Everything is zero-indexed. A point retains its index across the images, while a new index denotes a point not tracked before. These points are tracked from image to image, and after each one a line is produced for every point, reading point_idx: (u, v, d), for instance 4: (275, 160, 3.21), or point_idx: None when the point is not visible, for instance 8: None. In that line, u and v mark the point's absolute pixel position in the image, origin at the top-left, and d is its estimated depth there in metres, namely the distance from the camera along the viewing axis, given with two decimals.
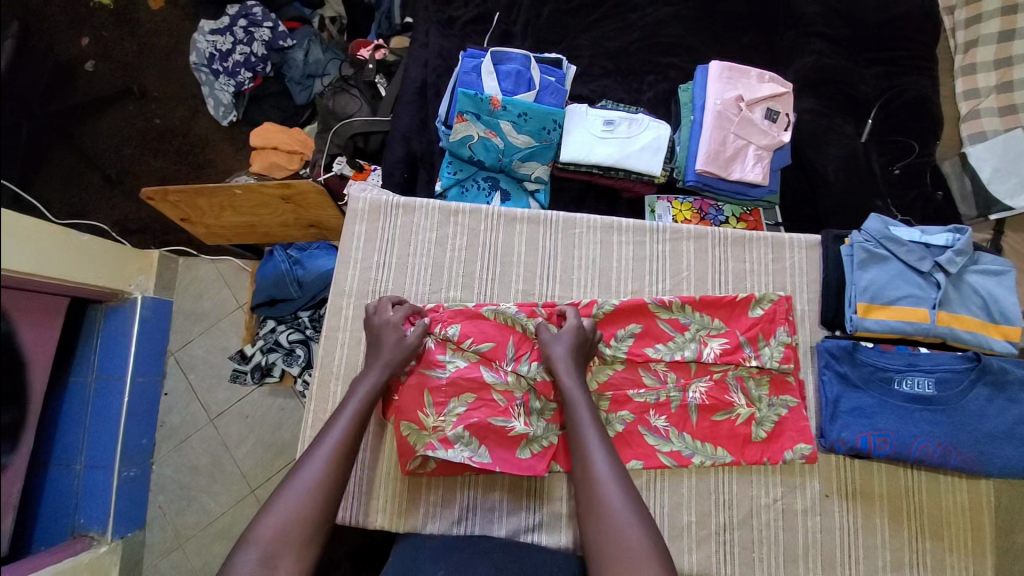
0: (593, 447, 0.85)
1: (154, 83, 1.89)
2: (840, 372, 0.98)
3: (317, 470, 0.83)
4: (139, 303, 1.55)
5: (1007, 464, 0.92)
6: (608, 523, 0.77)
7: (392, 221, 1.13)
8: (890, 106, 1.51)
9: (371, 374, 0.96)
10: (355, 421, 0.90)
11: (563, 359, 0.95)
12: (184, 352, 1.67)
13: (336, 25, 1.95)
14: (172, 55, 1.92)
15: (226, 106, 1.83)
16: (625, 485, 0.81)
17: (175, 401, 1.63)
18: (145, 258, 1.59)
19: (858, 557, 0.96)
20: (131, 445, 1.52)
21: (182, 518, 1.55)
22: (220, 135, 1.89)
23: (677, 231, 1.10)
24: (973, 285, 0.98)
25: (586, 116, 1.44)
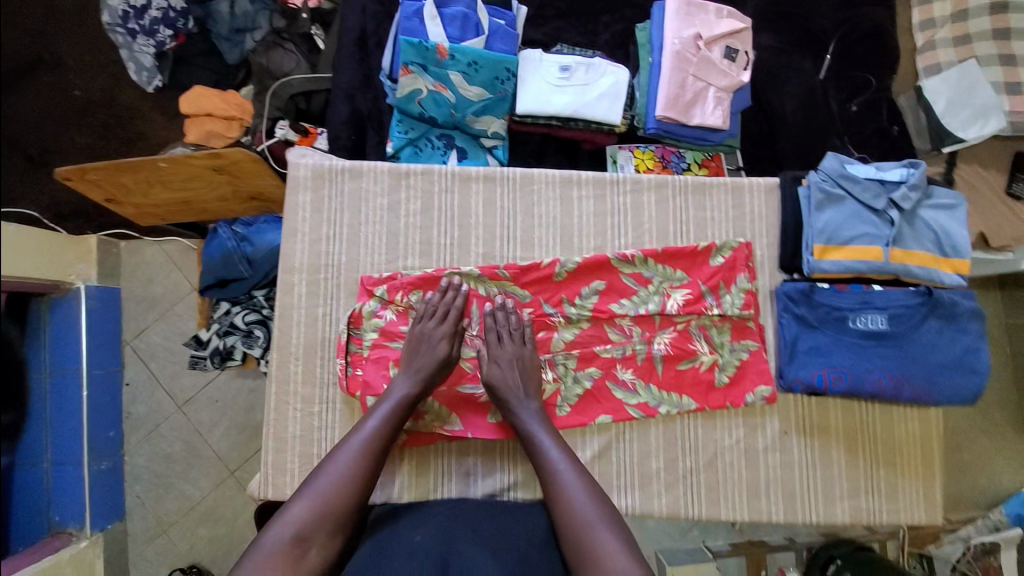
0: (556, 458, 0.89)
1: (64, 47, 1.68)
2: (798, 314, 0.98)
3: (346, 465, 0.85)
4: (83, 293, 1.46)
5: (955, 391, 0.96)
6: (580, 528, 0.82)
7: (337, 188, 1.05)
8: (848, 39, 1.48)
9: (405, 381, 0.94)
10: (388, 420, 0.90)
11: (515, 381, 0.96)
12: (140, 340, 1.58)
13: None
14: (80, 14, 1.71)
15: (150, 71, 1.64)
16: (590, 486, 0.86)
17: (138, 391, 1.57)
18: (80, 245, 1.48)
19: (817, 488, 1.01)
20: (98, 438, 1.47)
21: (162, 506, 1.53)
22: (148, 104, 1.72)
23: (637, 182, 1.07)
24: (926, 221, 0.98)
25: (542, 62, 1.36)
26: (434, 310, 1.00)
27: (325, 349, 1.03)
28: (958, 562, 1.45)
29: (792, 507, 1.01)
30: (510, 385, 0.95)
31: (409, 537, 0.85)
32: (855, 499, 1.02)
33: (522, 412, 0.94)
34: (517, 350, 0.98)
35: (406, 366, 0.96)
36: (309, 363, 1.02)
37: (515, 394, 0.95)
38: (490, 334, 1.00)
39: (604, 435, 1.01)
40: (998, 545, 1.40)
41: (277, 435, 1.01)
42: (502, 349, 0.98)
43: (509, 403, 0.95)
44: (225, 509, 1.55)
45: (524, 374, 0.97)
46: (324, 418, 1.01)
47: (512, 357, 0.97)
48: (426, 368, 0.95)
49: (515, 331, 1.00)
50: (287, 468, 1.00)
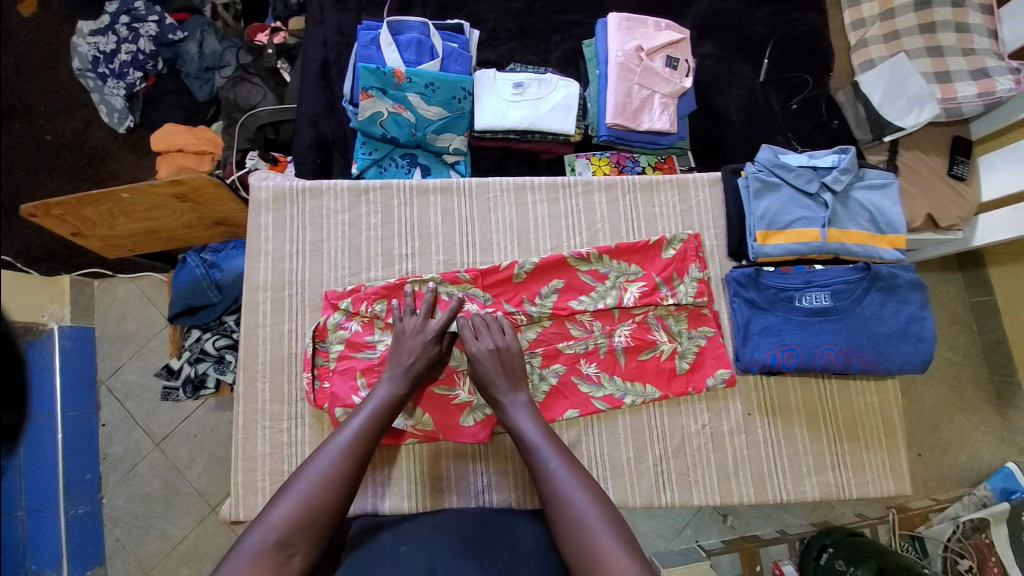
0: (547, 454, 0.85)
1: (39, 96, 1.75)
2: (748, 298, 1.02)
3: (331, 462, 0.80)
4: (57, 334, 1.44)
5: (904, 359, 0.98)
6: (576, 525, 0.77)
7: (297, 207, 1.09)
8: (783, 43, 1.58)
9: (387, 382, 0.93)
10: (373, 419, 0.88)
11: (500, 376, 0.95)
12: (116, 379, 1.57)
13: (230, 11, 1.83)
14: (53, 64, 1.77)
15: (121, 112, 1.71)
16: (585, 481, 0.82)
17: (114, 431, 1.54)
18: (55, 285, 1.50)
19: (784, 466, 1.03)
20: (73, 481, 1.44)
21: (143, 548, 1.49)
22: (119, 144, 1.77)
23: (588, 183, 1.12)
24: (859, 200, 1.04)
25: (496, 81, 1.43)
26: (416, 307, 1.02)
27: (292, 365, 1.04)
28: (949, 541, 1.45)
29: (762, 487, 1.03)
30: (490, 378, 0.95)
31: (393, 549, 0.84)
32: (822, 475, 1.04)
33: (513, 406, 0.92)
34: (496, 345, 0.97)
35: (392, 364, 0.95)
36: (277, 381, 1.03)
37: (501, 387, 0.95)
38: (466, 331, 0.99)
39: (573, 430, 1.03)
40: (986, 521, 1.41)
41: (246, 454, 1.00)
42: (480, 342, 0.97)
43: (494, 397, 0.94)
44: (208, 547, 1.51)
45: (509, 366, 0.96)
46: (293, 435, 1.01)
47: (490, 352, 0.96)
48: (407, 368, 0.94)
49: (494, 327, 1.00)
50: (258, 488, 1.00)
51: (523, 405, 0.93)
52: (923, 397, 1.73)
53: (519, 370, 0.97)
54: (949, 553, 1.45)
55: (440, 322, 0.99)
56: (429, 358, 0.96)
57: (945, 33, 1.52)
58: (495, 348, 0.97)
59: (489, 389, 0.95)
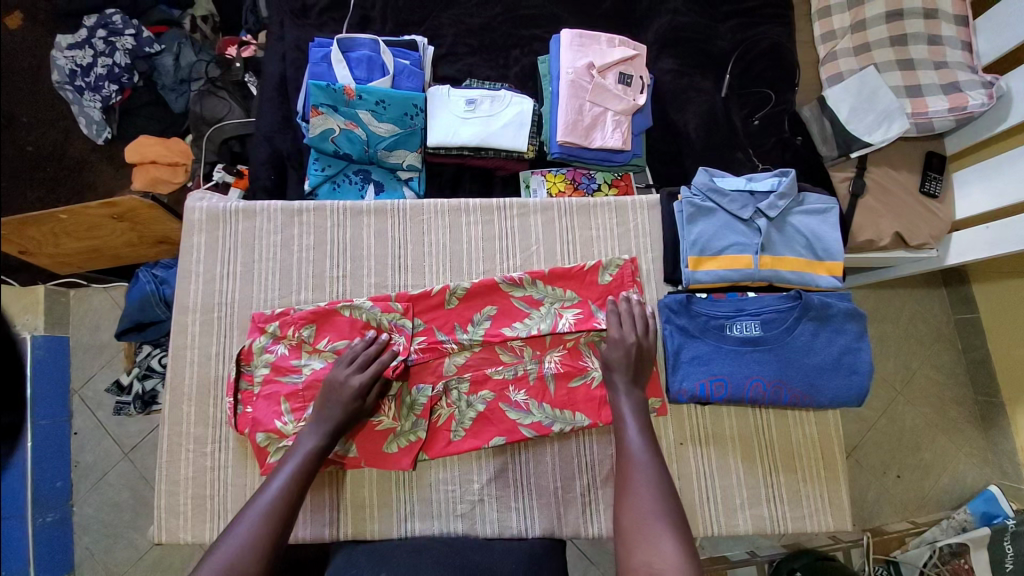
0: (636, 448, 0.88)
1: (19, 107, 1.79)
2: (680, 324, 0.99)
3: (250, 528, 0.80)
4: (29, 344, 1.44)
5: (837, 393, 0.95)
6: (641, 520, 0.80)
7: (231, 228, 1.09)
8: (746, 58, 1.54)
9: (308, 440, 0.92)
10: (294, 479, 0.87)
11: (627, 364, 0.96)
12: (88, 388, 1.57)
13: (208, 24, 1.86)
14: (34, 77, 1.81)
15: (99, 124, 1.72)
16: (663, 483, 0.84)
17: (86, 439, 1.55)
18: (28, 295, 1.50)
19: (715, 497, 1.00)
20: (43, 489, 1.44)
21: (112, 555, 1.50)
22: (97, 154, 1.79)
23: (524, 206, 1.10)
24: (795, 226, 1.01)
25: (449, 97, 1.42)
26: (353, 358, 0.99)
27: (219, 389, 1.04)
28: (926, 566, 1.40)
29: (692, 520, 1.00)
30: (621, 366, 0.96)
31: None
32: (757, 508, 1.01)
33: (622, 399, 0.94)
34: (639, 338, 0.98)
35: (314, 418, 0.94)
36: (203, 405, 1.03)
37: (621, 376, 0.96)
38: (611, 317, 1.01)
39: (500, 456, 1.01)
40: (965, 547, 1.36)
41: (169, 478, 1.01)
42: (624, 329, 0.99)
43: (615, 383, 0.95)
44: (174, 558, 1.51)
45: (640, 362, 0.97)
46: (216, 458, 1.01)
47: (632, 343, 0.97)
48: (323, 425, 0.93)
49: (642, 319, 1.00)
50: (180, 510, 1.00)
51: (632, 402, 0.94)
52: (906, 417, 1.66)
53: (645, 366, 0.98)
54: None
55: (363, 377, 0.96)
56: (347, 413, 0.94)
57: (916, 46, 1.46)
58: (631, 335, 0.98)
59: (610, 379, 0.96)
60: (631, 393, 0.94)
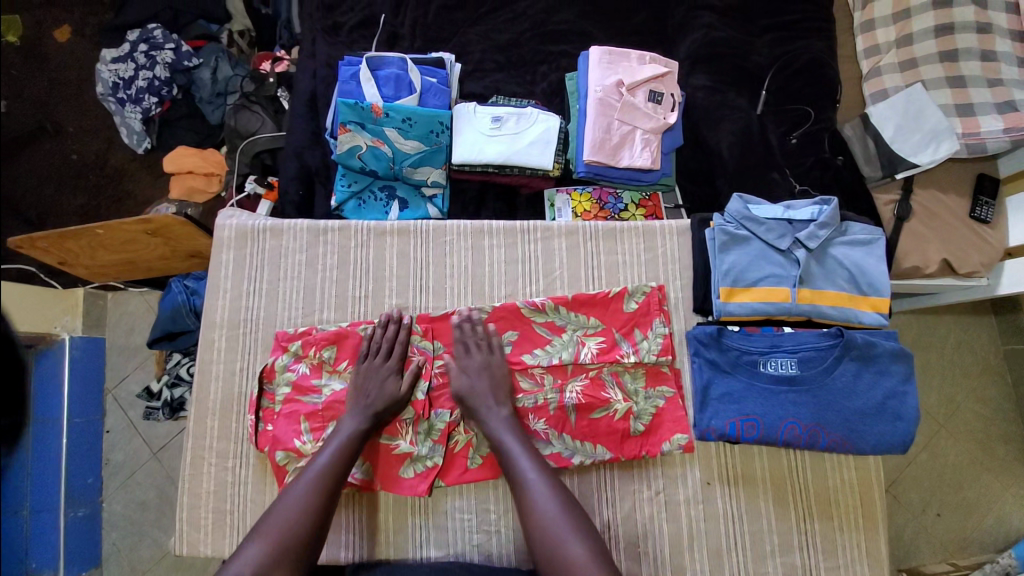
0: (527, 468, 0.88)
1: (67, 118, 1.87)
2: (709, 358, 0.94)
3: (298, 499, 0.83)
4: (68, 345, 1.51)
5: (880, 439, 0.89)
6: (549, 536, 0.82)
7: (258, 245, 1.10)
8: (784, 73, 1.48)
9: (353, 417, 0.94)
10: (342, 452, 0.90)
11: (483, 388, 0.96)
12: (121, 389, 1.61)
13: (245, 39, 1.92)
14: (82, 88, 1.89)
15: (139, 134, 1.79)
16: (561, 497, 0.85)
17: (117, 438, 1.59)
18: (68, 298, 1.56)
19: (743, 542, 0.95)
20: (75, 486, 1.49)
21: (136, 554, 1.53)
22: (137, 164, 1.86)
23: (547, 229, 1.08)
24: (837, 257, 0.96)
25: (475, 115, 1.41)
26: (377, 347, 1.01)
27: (242, 406, 1.05)
28: None
29: (718, 565, 0.95)
30: (482, 387, 0.95)
31: None
32: (789, 556, 0.95)
33: (495, 419, 0.93)
34: (485, 358, 0.98)
35: (356, 400, 0.96)
36: (226, 420, 1.04)
37: (482, 400, 0.95)
38: (457, 347, 1.00)
39: None
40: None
41: (191, 491, 1.02)
42: (469, 357, 0.99)
43: (480, 405, 0.94)
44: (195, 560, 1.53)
45: (498, 382, 0.96)
46: (237, 474, 1.02)
47: (479, 368, 0.97)
48: (366, 404, 0.95)
49: (484, 338, 1.01)
50: (201, 524, 1.01)
51: (506, 420, 0.93)
52: (949, 451, 1.55)
53: (507, 382, 0.98)
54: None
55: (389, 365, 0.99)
56: (390, 393, 0.96)
57: (968, 62, 1.37)
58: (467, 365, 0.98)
59: (471, 404, 0.95)
60: (502, 412, 0.94)
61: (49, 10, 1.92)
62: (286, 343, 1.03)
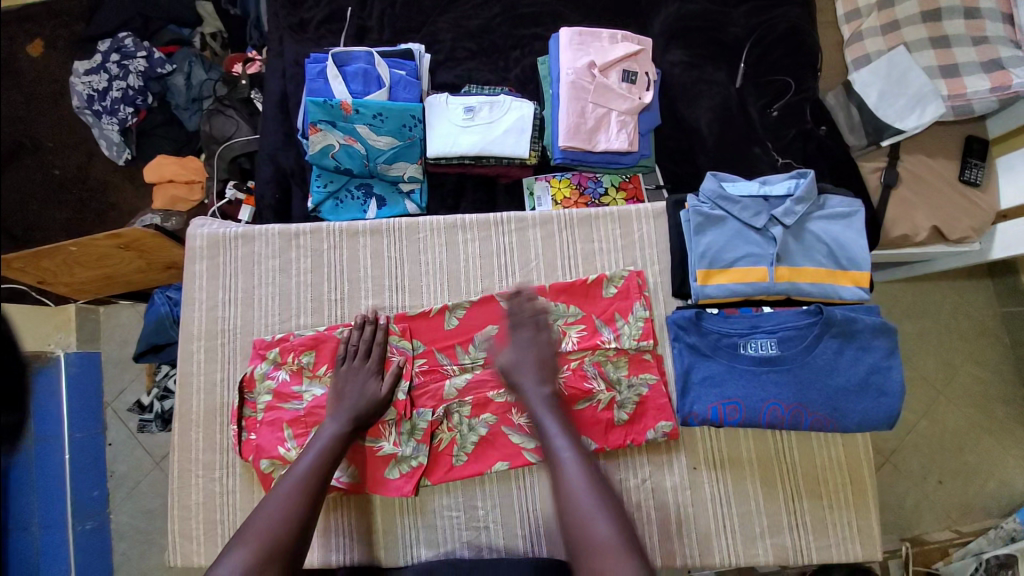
0: (561, 449, 0.78)
1: (45, 133, 1.86)
2: (689, 343, 0.93)
3: (280, 503, 0.80)
4: (64, 362, 1.49)
5: (865, 416, 0.88)
6: (580, 520, 0.72)
7: (230, 254, 1.09)
8: (763, 44, 1.44)
9: (332, 424, 0.91)
10: (324, 456, 0.87)
11: (529, 364, 0.89)
12: (120, 402, 1.63)
13: (218, 41, 1.87)
14: (57, 101, 1.87)
15: (118, 146, 1.77)
16: (596, 477, 0.75)
17: (119, 450, 1.61)
18: (59, 314, 1.54)
19: (733, 526, 0.95)
20: (82, 499, 1.50)
21: (147, 560, 1.56)
22: (118, 175, 1.85)
23: (522, 220, 1.06)
24: (815, 232, 0.93)
25: (447, 106, 1.38)
26: (355, 349, 1.00)
27: (225, 416, 1.05)
28: None
29: (708, 549, 0.94)
30: (524, 362, 0.89)
31: None
32: (778, 536, 0.94)
33: (534, 394, 0.86)
34: (536, 341, 0.92)
35: (334, 407, 0.94)
36: (211, 430, 1.04)
37: (527, 375, 0.88)
38: None
39: (504, 480, 0.99)
40: (1014, 559, 1.23)
41: (181, 503, 1.03)
42: (519, 334, 0.93)
43: (520, 380, 0.88)
44: None
45: (544, 360, 0.90)
46: (226, 484, 1.02)
47: (533, 350, 0.91)
48: (346, 410, 0.93)
49: (543, 323, 0.94)
50: (194, 534, 1.02)
51: (542, 392, 0.86)
52: (948, 418, 1.54)
53: (553, 362, 0.91)
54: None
55: (371, 364, 0.98)
56: (370, 397, 0.95)
57: (951, 20, 1.33)
58: (528, 342, 0.92)
59: (510, 378, 0.89)
60: (541, 385, 0.86)
61: (16, 23, 1.89)
62: (264, 350, 1.03)
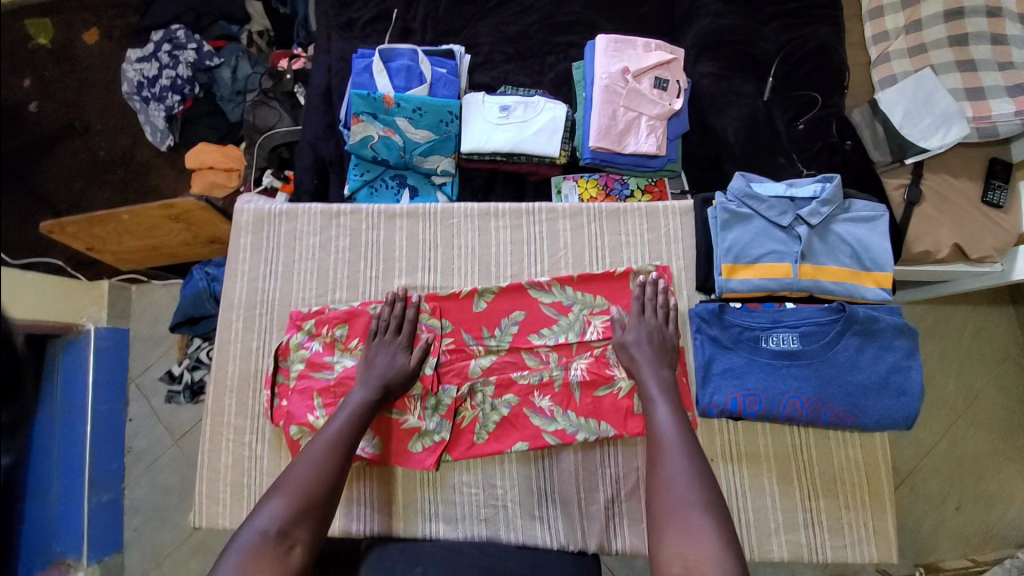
0: (670, 435, 0.86)
1: (96, 117, 1.96)
2: (711, 335, 0.95)
3: (310, 465, 0.85)
4: (93, 335, 1.57)
5: (884, 415, 0.89)
6: (676, 504, 0.78)
7: (273, 229, 1.15)
8: (791, 60, 1.48)
9: (359, 391, 0.96)
10: (352, 423, 0.92)
11: (647, 352, 0.96)
12: (144, 377, 1.68)
13: (264, 39, 1.98)
14: (110, 88, 1.98)
15: (162, 132, 1.86)
16: (700, 472, 0.81)
17: (141, 425, 1.65)
18: (93, 289, 1.61)
19: (748, 520, 0.96)
20: (99, 472, 1.54)
21: (158, 535, 1.57)
22: (162, 160, 1.94)
23: (553, 211, 1.10)
24: (840, 234, 0.96)
25: (483, 104, 1.44)
26: (386, 324, 1.05)
27: (258, 382, 1.09)
28: None
29: None
30: (642, 352, 0.96)
31: None
32: (793, 533, 0.95)
33: (650, 382, 0.93)
34: (662, 328, 0.99)
35: (363, 375, 0.99)
36: (243, 396, 1.09)
37: (645, 363, 0.96)
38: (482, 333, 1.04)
39: (523, 461, 1.01)
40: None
41: (210, 464, 1.07)
42: (643, 320, 1.00)
43: (640, 363, 0.96)
44: (216, 540, 1.57)
45: (659, 351, 0.97)
46: (255, 449, 1.06)
47: (651, 328, 0.99)
48: (375, 378, 0.98)
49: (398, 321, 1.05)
50: (220, 497, 1.06)
51: (660, 382, 0.93)
52: (968, 443, 1.52)
53: (669, 350, 0.98)
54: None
55: (399, 338, 1.03)
56: (399, 369, 1.00)
57: (978, 45, 1.36)
58: (636, 328, 0.99)
59: (631, 364, 0.97)
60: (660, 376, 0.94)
61: (78, 14, 2.02)
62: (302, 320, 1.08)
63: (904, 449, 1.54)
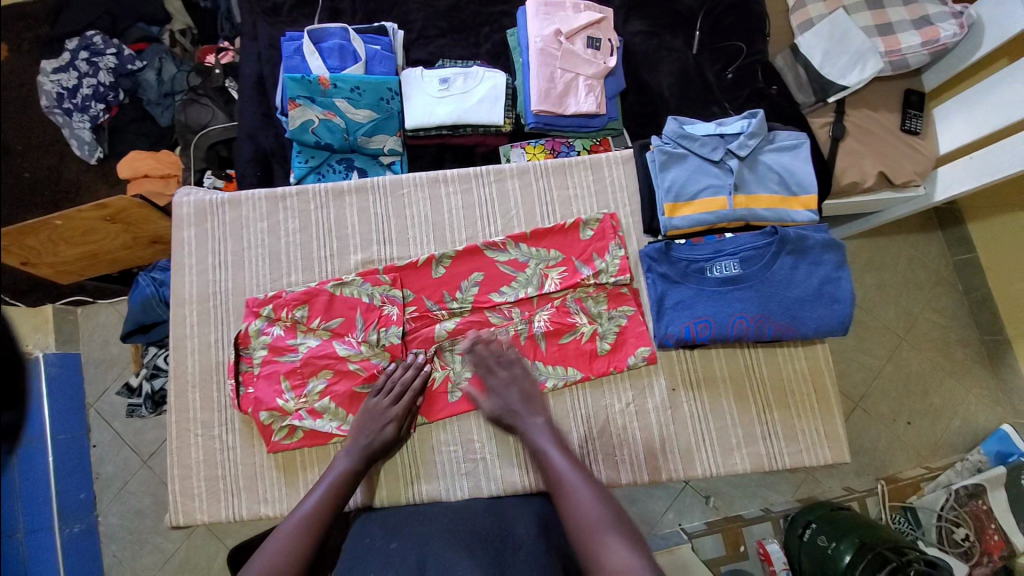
0: (564, 469, 0.86)
1: (13, 137, 1.82)
2: (661, 272, 1.02)
3: (283, 536, 0.82)
4: (42, 362, 1.47)
5: (820, 322, 0.98)
6: (586, 531, 0.77)
7: (218, 219, 1.12)
8: (714, 13, 1.54)
9: (339, 465, 0.93)
10: (332, 492, 0.89)
11: (521, 407, 0.96)
12: (103, 402, 1.58)
13: (187, 37, 1.87)
14: (25, 104, 1.84)
15: (90, 144, 1.74)
16: (603, 495, 0.81)
17: (106, 451, 1.55)
18: (37, 315, 1.51)
19: (711, 440, 1.02)
20: (67, 501, 1.46)
21: (138, 563, 1.50)
22: (92, 174, 1.82)
23: (500, 172, 1.12)
24: (766, 163, 1.04)
25: (422, 79, 1.43)
26: (389, 388, 1.01)
27: (220, 374, 1.08)
28: (943, 510, 1.39)
29: (690, 462, 1.02)
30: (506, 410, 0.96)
31: (385, 546, 0.85)
32: (752, 446, 1.02)
33: (541, 434, 0.92)
34: (510, 381, 0.98)
35: (351, 441, 0.97)
36: (207, 390, 1.07)
37: (521, 414, 0.95)
38: (479, 368, 0.99)
39: None
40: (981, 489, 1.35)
41: (181, 462, 1.05)
42: (496, 378, 0.98)
43: (526, 420, 0.94)
44: (200, 559, 1.51)
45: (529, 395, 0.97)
46: (224, 440, 1.05)
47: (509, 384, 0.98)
48: (356, 450, 0.95)
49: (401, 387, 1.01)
50: (194, 493, 1.04)
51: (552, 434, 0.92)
52: (911, 361, 1.65)
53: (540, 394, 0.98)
54: (945, 523, 1.39)
55: (397, 407, 0.99)
56: (384, 440, 0.97)
57: None
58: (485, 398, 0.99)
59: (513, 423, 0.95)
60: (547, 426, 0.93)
61: None
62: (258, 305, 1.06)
63: (860, 375, 1.64)
